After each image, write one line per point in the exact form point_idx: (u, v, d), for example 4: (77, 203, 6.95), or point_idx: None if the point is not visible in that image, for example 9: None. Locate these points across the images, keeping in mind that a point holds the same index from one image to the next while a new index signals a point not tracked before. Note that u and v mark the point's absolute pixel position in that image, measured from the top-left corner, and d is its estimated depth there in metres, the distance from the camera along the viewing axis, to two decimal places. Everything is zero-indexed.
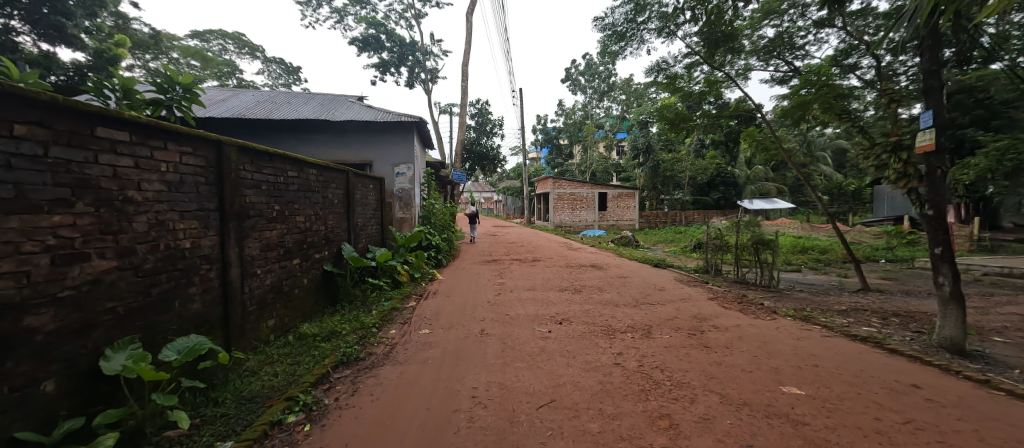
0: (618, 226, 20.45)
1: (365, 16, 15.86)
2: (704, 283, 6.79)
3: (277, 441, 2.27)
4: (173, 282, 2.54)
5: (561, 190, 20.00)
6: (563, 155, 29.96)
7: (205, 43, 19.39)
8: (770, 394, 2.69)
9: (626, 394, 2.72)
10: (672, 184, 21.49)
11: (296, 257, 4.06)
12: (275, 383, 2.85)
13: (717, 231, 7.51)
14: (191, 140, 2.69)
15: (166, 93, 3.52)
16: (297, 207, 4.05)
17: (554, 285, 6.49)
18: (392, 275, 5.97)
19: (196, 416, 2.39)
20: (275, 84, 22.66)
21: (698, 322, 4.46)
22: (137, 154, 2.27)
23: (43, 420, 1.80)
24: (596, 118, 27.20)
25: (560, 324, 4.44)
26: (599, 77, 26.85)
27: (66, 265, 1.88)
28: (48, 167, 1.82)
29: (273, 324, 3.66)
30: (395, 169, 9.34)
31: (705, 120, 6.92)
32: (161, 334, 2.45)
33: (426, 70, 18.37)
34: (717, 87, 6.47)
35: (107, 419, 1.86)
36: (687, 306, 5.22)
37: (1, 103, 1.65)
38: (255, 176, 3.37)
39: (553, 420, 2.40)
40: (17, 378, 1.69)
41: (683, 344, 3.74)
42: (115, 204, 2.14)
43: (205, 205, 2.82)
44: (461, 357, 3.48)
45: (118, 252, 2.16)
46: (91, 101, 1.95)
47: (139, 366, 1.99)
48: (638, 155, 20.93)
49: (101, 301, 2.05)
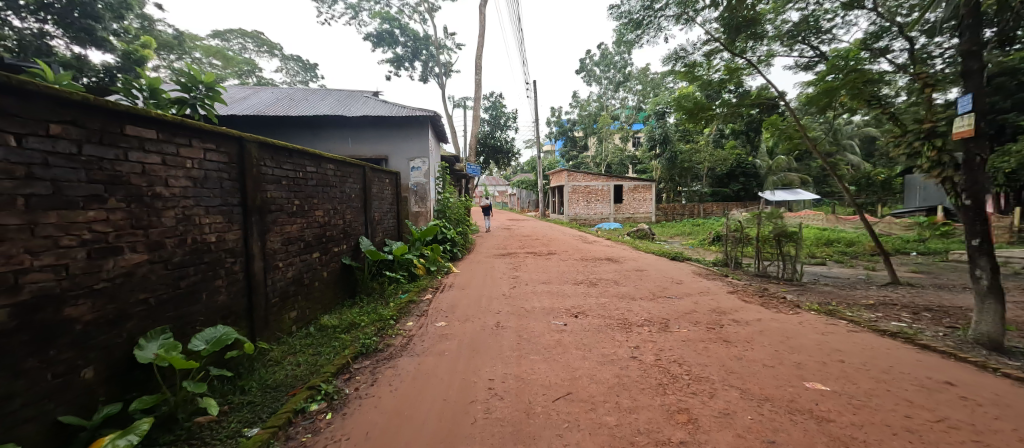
0: (633, 219, 20.19)
1: (379, 12, 15.96)
2: (724, 277, 6.66)
3: (301, 429, 2.35)
4: (201, 275, 2.63)
5: (576, 183, 19.83)
6: (578, 147, 29.59)
7: (226, 42, 19.90)
8: (793, 390, 2.62)
9: (643, 388, 2.70)
10: (689, 175, 21.09)
11: (316, 250, 4.15)
12: (298, 373, 2.94)
13: (737, 223, 7.34)
14: (215, 136, 2.76)
15: (190, 92, 3.64)
16: (316, 202, 4.13)
17: (569, 279, 6.45)
18: (408, 268, 6.07)
19: (225, 403, 2.49)
20: (294, 81, 23.13)
21: (717, 316, 4.38)
22: (164, 151, 2.35)
23: (84, 404, 1.89)
24: (612, 109, 26.89)
25: (576, 317, 4.42)
26: (614, 67, 26.35)
27: (101, 258, 1.97)
28: (82, 164, 1.89)
29: (295, 315, 3.76)
30: (410, 163, 9.43)
31: (725, 109, 6.74)
32: (191, 325, 2.55)
33: (440, 64, 18.38)
34: (737, 75, 6.29)
35: (142, 406, 1.95)
36: (706, 299, 5.14)
37: (37, 104, 1.71)
38: (275, 171, 3.46)
39: (569, 413, 2.40)
40: (59, 365, 1.78)
41: (702, 338, 3.68)
42: (145, 199, 2.22)
43: (228, 200, 2.90)
44: (477, 349, 3.51)
45: (149, 246, 2.24)
46: (120, 101, 2.02)
47: (171, 355, 2.07)
48: (655, 146, 20.51)
49: (133, 292, 2.15)
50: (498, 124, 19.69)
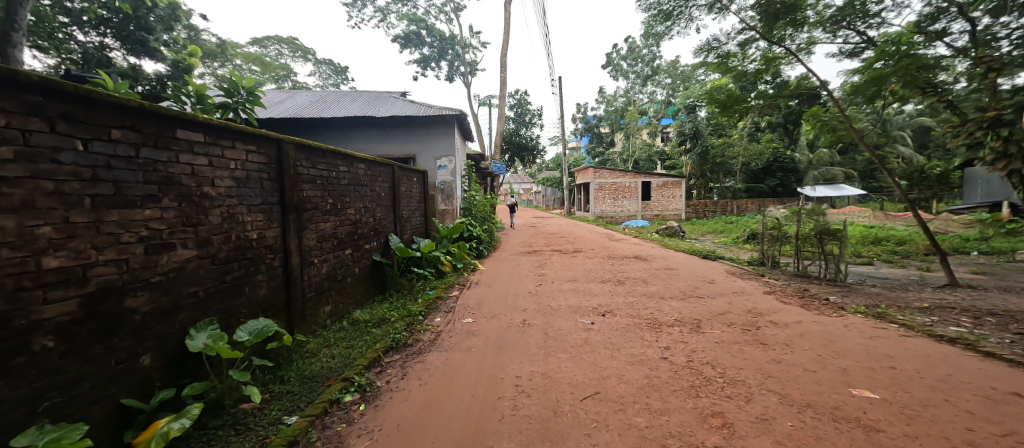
0: (663, 216, 19.66)
1: (406, 13, 16.26)
2: (759, 276, 6.38)
3: (336, 418, 2.45)
4: (244, 270, 2.78)
5: (602, 180, 19.56)
6: (604, 143, 29.11)
7: (264, 49, 20.91)
8: (838, 398, 2.48)
9: (675, 390, 2.63)
10: (722, 171, 20.34)
11: (349, 247, 4.29)
12: (333, 365, 3.05)
13: (774, 221, 7.00)
14: (255, 139, 2.90)
15: (232, 97, 3.85)
16: (348, 201, 4.27)
17: (596, 277, 6.37)
18: (436, 265, 6.18)
19: (266, 391, 2.63)
20: (327, 84, 24.00)
21: (753, 317, 4.21)
22: (211, 153, 2.49)
23: (143, 389, 2.04)
24: (640, 104, 26.24)
25: (603, 316, 4.36)
26: (641, 61, 25.64)
27: (156, 254, 2.12)
28: (139, 166, 2.03)
29: (329, 309, 3.91)
30: (438, 162, 9.59)
31: (761, 101, 6.44)
32: (235, 317, 2.70)
33: (466, 63, 18.51)
34: (775, 65, 6.00)
35: (192, 392, 2.09)
36: (741, 300, 4.94)
37: (100, 111, 1.85)
38: (311, 171, 3.60)
39: (598, 412, 2.37)
40: (121, 352, 1.93)
41: (737, 340, 3.54)
42: (194, 199, 2.37)
43: (268, 199, 3.05)
44: (504, 346, 3.53)
45: (198, 243, 2.39)
46: (171, 106, 2.15)
47: (218, 346, 2.21)
48: (686, 141, 19.83)
49: (185, 285, 2.30)
50: (523, 122, 19.66)
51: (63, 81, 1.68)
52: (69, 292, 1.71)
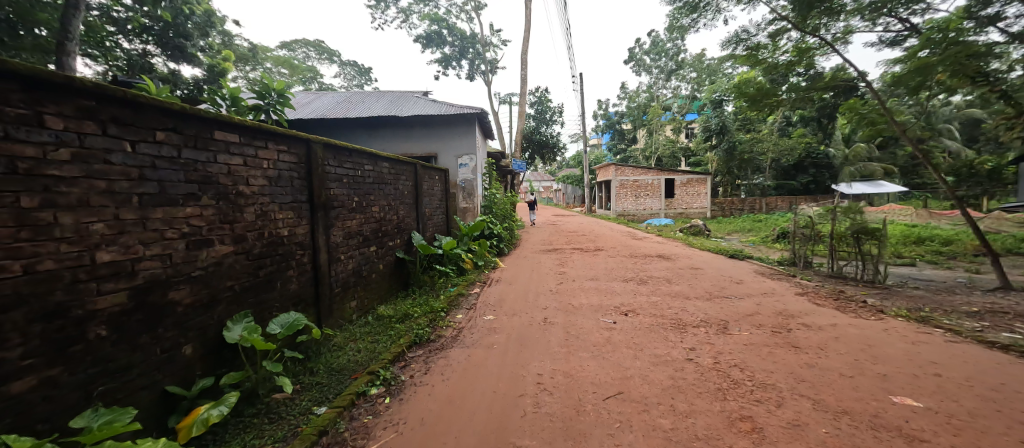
0: (687, 214, 19.20)
1: (428, 13, 16.43)
2: (790, 277, 6.14)
3: (363, 410, 2.52)
4: (276, 265, 2.89)
5: (624, 177, 19.26)
6: (626, 139, 28.62)
7: (292, 52, 21.60)
8: (877, 405, 2.36)
9: (701, 392, 2.57)
10: (750, 167, 19.65)
11: (373, 244, 4.39)
12: (359, 358, 3.14)
13: (807, 219, 6.71)
14: (286, 139, 3.01)
15: (264, 99, 4.03)
16: (373, 199, 4.36)
17: (618, 276, 6.28)
18: (457, 263, 6.24)
19: (297, 382, 2.73)
20: (352, 85, 24.59)
21: (784, 319, 4.06)
22: (245, 154, 2.60)
23: (185, 377, 2.15)
24: (663, 99, 25.66)
25: (626, 316, 4.30)
26: (665, 55, 25.02)
27: (197, 249, 2.23)
28: (181, 166, 2.14)
29: (355, 304, 4.02)
30: (459, 160, 9.68)
31: (793, 95, 6.18)
32: (268, 311, 2.82)
33: (487, 61, 18.57)
34: (808, 56, 5.74)
35: (230, 381, 2.20)
36: (771, 301, 4.77)
37: (147, 114, 1.96)
38: (337, 170, 3.70)
39: (621, 412, 2.35)
40: (166, 341, 2.05)
41: (767, 343, 3.43)
42: (230, 197, 2.48)
43: (298, 197, 3.16)
44: (525, 344, 3.54)
45: (234, 239, 2.50)
46: (210, 110, 2.26)
47: (253, 338, 2.32)
48: (712, 137, 19.25)
49: (222, 279, 2.41)
50: (543, 120, 19.55)
51: (114, 87, 1.79)
52: (119, 284, 1.83)
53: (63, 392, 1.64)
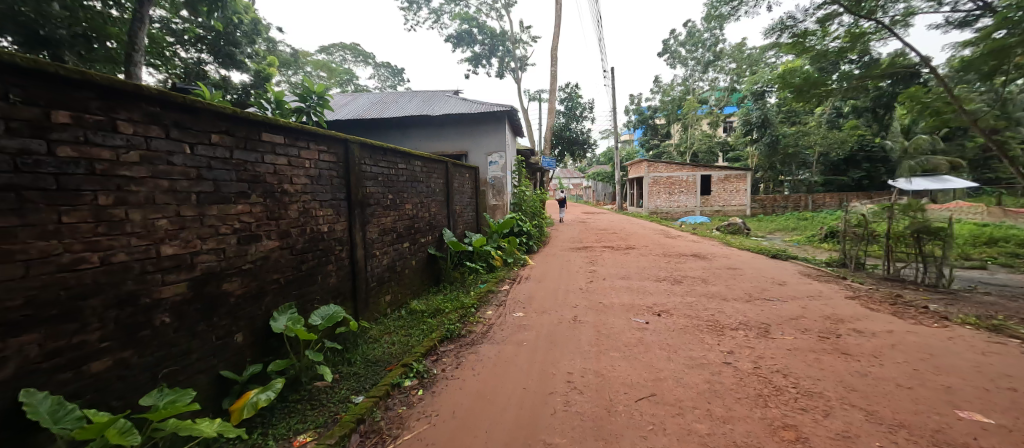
0: (724, 212, 18.41)
1: (459, 13, 16.60)
2: (839, 279, 5.76)
3: (398, 401, 2.61)
4: (317, 260, 3.03)
5: (657, 174, 18.72)
6: (660, 135, 27.77)
7: (330, 56, 22.47)
8: (940, 420, 2.18)
9: (740, 397, 2.47)
10: (795, 162, 18.56)
11: (406, 241, 4.52)
12: (393, 351, 3.25)
13: (859, 217, 6.25)
14: (326, 140, 3.15)
15: (306, 102, 4.27)
16: (407, 196, 4.48)
17: (651, 275, 6.13)
18: (487, 260, 6.32)
19: (336, 372, 2.86)
20: (385, 86, 25.31)
21: (832, 324, 3.82)
22: (289, 154, 2.74)
23: (237, 362, 2.31)
24: (700, 92, 24.68)
25: (659, 316, 4.20)
26: (702, 46, 24.02)
27: (247, 244, 2.38)
28: (233, 166, 2.29)
29: (389, 299, 4.15)
30: (489, 158, 9.76)
31: (845, 84, 5.76)
32: (310, 303, 2.97)
33: (516, 59, 18.56)
34: (862, 42, 5.34)
35: (276, 368, 2.34)
36: (818, 305, 4.49)
37: (204, 118, 2.11)
38: (373, 169, 3.84)
39: (654, 415, 2.30)
40: (220, 329, 2.21)
41: (813, 348, 3.24)
42: (276, 195, 2.63)
43: (337, 195, 3.29)
44: (555, 342, 3.53)
45: (280, 235, 2.65)
46: (258, 113, 2.40)
47: (296, 328, 2.45)
48: (753, 131, 18.32)
49: (269, 272, 2.56)
50: (574, 116, 19.31)
51: (176, 94, 1.94)
52: (180, 275, 1.99)
53: (134, 373, 1.80)
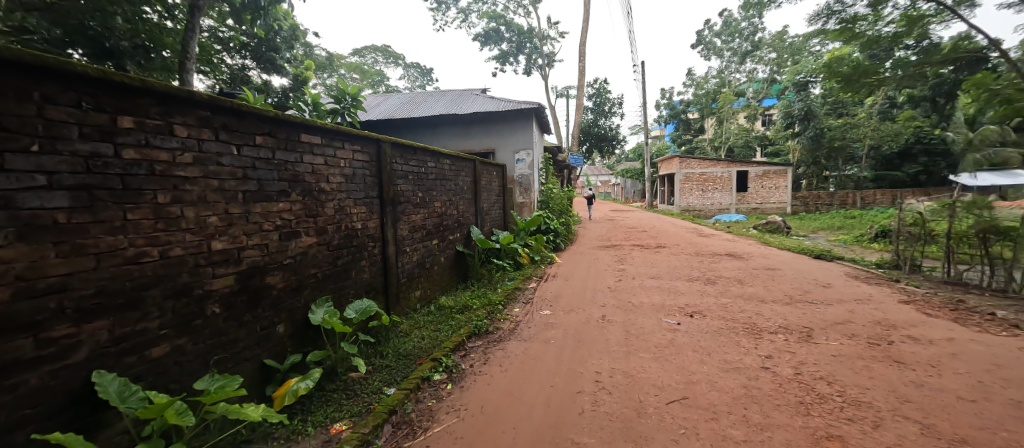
0: (762, 209, 17.61)
1: (487, 11, 16.65)
2: (892, 282, 5.38)
3: (428, 394, 2.67)
4: (352, 255, 3.15)
5: (689, 170, 18.16)
6: (693, 129, 26.84)
7: (362, 58, 23.18)
8: (1009, 437, 2.00)
9: (779, 404, 2.37)
10: (842, 156, 17.46)
11: (435, 238, 4.60)
12: (424, 345, 3.33)
13: (915, 216, 5.80)
14: (360, 140, 3.26)
15: (340, 103, 4.44)
16: (436, 195, 4.56)
17: (682, 274, 5.95)
18: (514, 257, 6.34)
19: (370, 364, 2.96)
20: (414, 86, 25.84)
21: (884, 330, 3.57)
22: (326, 154, 2.86)
23: (279, 352, 2.44)
24: (736, 85, 23.65)
25: (691, 317, 4.08)
26: (739, 36, 22.96)
27: (287, 240, 2.50)
28: (275, 166, 2.41)
29: (419, 294, 4.25)
30: (516, 156, 9.78)
31: (900, 72, 5.34)
32: (345, 296, 3.09)
33: (543, 55, 18.45)
34: (920, 26, 4.92)
35: (314, 358, 2.46)
36: (867, 309, 4.21)
37: (250, 121, 2.24)
38: (404, 167, 3.93)
39: (687, 418, 2.24)
40: (264, 320, 2.34)
41: (861, 355, 3.05)
42: (314, 193, 2.74)
43: (370, 193, 3.40)
44: (583, 341, 3.50)
45: (317, 231, 2.77)
46: (297, 115, 2.52)
47: (333, 321, 2.55)
48: (794, 124, 17.35)
49: (307, 267, 2.68)
50: (602, 112, 18.98)
51: (224, 99, 2.07)
52: (229, 268, 2.12)
53: (189, 359, 1.94)
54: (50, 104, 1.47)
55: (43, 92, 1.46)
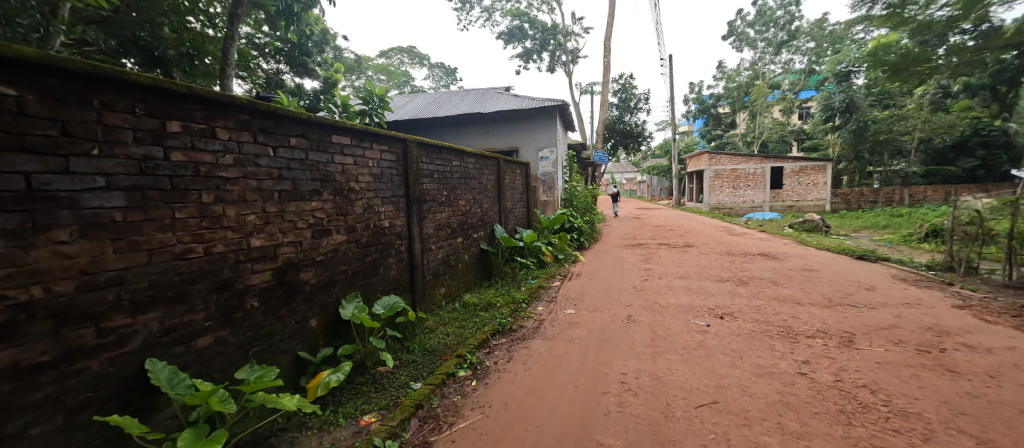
0: (798, 207, 16.85)
1: (511, 9, 16.64)
2: (944, 285, 5.02)
3: (453, 390, 2.72)
4: (380, 253, 3.23)
5: (719, 167, 17.59)
6: (724, 125, 25.93)
7: (389, 60, 23.71)
8: None
9: (817, 412, 2.27)
10: (888, 150, 16.41)
11: (460, 236, 4.66)
12: (449, 341, 3.38)
13: (971, 214, 5.39)
14: (387, 140, 3.33)
15: (369, 104, 4.56)
16: (460, 193, 4.62)
17: (712, 275, 5.77)
18: (537, 255, 6.34)
19: (397, 358, 3.04)
20: (439, 86, 26.19)
21: (936, 337, 3.35)
22: (355, 154, 2.95)
23: (312, 345, 2.54)
24: (770, 77, 22.68)
25: (721, 319, 3.96)
26: (774, 25, 21.96)
27: (319, 238, 2.60)
28: (309, 166, 2.51)
29: (444, 291, 4.32)
30: (540, 153, 9.75)
31: (957, 58, 4.96)
32: (373, 293, 3.18)
33: (568, 52, 18.28)
34: (980, 8, 4.55)
35: (345, 352, 2.55)
36: (916, 314, 3.96)
37: (285, 123, 2.34)
38: (429, 166, 4.00)
39: (717, 424, 2.18)
40: (298, 314, 2.44)
41: (909, 363, 2.87)
42: (344, 192, 2.84)
43: (397, 192, 3.48)
44: (607, 341, 3.47)
45: (347, 229, 2.86)
46: (328, 117, 2.61)
47: (362, 316, 2.64)
48: (834, 117, 16.45)
49: (338, 264, 2.77)
50: (627, 108, 18.59)
51: (262, 103, 2.17)
52: (266, 265, 2.23)
53: (231, 350, 2.06)
54: (109, 110, 1.58)
55: (102, 100, 1.57)
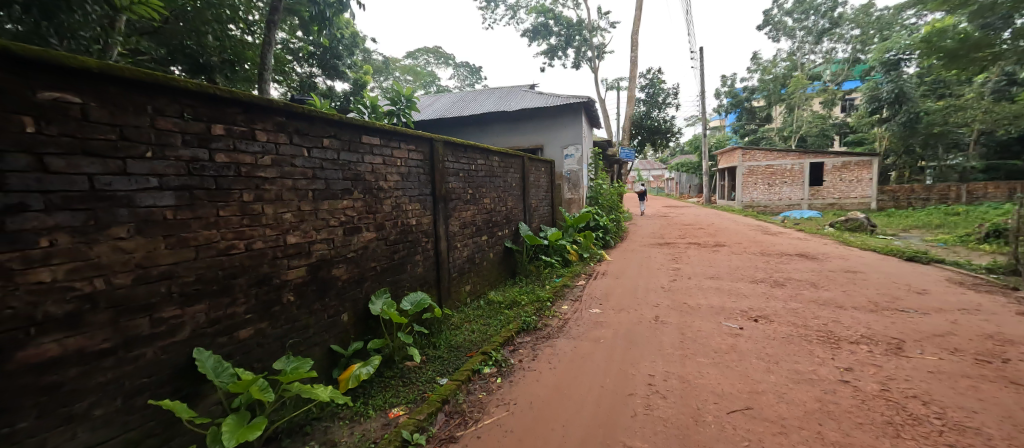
0: (840, 205, 16.04)
1: (535, 6, 16.55)
2: (1007, 290, 4.64)
3: (478, 386, 2.76)
4: (407, 250, 3.30)
5: (753, 163, 16.80)
6: (758, 119, 24.87)
7: (415, 60, 24.13)
8: None
9: (862, 422, 2.15)
10: (943, 144, 15.29)
11: (485, 234, 4.70)
12: (474, 338, 3.42)
13: None
14: (414, 140, 3.39)
15: (396, 105, 4.65)
16: (485, 191, 4.65)
17: (745, 275, 5.56)
18: (562, 254, 6.30)
19: (424, 353, 3.11)
20: (463, 85, 26.42)
21: (998, 346, 3.09)
22: (384, 154, 3.02)
23: (343, 339, 2.64)
24: (810, 67, 21.56)
25: (755, 321, 3.81)
26: (814, 13, 20.85)
27: (350, 235, 2.68)
28: (340, 166, 2.60)
29: (469, 288, 4.37)
30: (566, 151, 9.68)
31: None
32: (401, 289, 3.25)
33: (593, 47, 18.02)
34: None
35: (374, 346, 2.64)
36: (975, 320, 3.67)
37: (318, 125, 2.43)
38: (455, 165, 4.05)
39: (751, 430, 2.11)
40: (330, 309, 2.53)
41: (966, 373, 2.68)
42: (373, 191, 2.91)
43: (424, 191, 3.54)
44: (634, 342, 3.41)
45: (376, 227, 2.94)
46: (358, 118, 2.69)
47: (391, 312, 2.72)
48: (881, 108, 15.46)
49: (367, 260, 2.85)
50: (655, 103, 18.10)
51: (297, 105, 2.26)
52: (301, 261, 2.32)
53: (269, 341, 2.16)
54: (160, 115, 1.69)
55: (155, 105, 1.68)
